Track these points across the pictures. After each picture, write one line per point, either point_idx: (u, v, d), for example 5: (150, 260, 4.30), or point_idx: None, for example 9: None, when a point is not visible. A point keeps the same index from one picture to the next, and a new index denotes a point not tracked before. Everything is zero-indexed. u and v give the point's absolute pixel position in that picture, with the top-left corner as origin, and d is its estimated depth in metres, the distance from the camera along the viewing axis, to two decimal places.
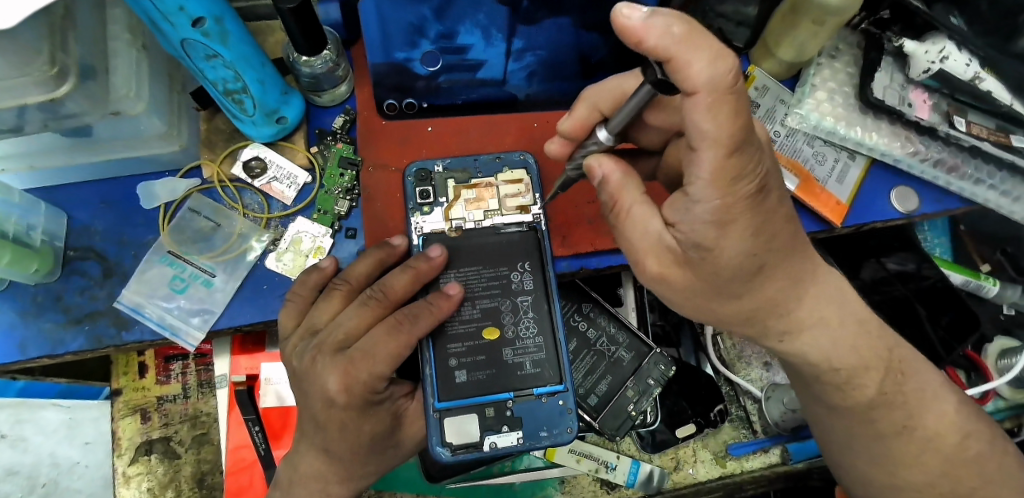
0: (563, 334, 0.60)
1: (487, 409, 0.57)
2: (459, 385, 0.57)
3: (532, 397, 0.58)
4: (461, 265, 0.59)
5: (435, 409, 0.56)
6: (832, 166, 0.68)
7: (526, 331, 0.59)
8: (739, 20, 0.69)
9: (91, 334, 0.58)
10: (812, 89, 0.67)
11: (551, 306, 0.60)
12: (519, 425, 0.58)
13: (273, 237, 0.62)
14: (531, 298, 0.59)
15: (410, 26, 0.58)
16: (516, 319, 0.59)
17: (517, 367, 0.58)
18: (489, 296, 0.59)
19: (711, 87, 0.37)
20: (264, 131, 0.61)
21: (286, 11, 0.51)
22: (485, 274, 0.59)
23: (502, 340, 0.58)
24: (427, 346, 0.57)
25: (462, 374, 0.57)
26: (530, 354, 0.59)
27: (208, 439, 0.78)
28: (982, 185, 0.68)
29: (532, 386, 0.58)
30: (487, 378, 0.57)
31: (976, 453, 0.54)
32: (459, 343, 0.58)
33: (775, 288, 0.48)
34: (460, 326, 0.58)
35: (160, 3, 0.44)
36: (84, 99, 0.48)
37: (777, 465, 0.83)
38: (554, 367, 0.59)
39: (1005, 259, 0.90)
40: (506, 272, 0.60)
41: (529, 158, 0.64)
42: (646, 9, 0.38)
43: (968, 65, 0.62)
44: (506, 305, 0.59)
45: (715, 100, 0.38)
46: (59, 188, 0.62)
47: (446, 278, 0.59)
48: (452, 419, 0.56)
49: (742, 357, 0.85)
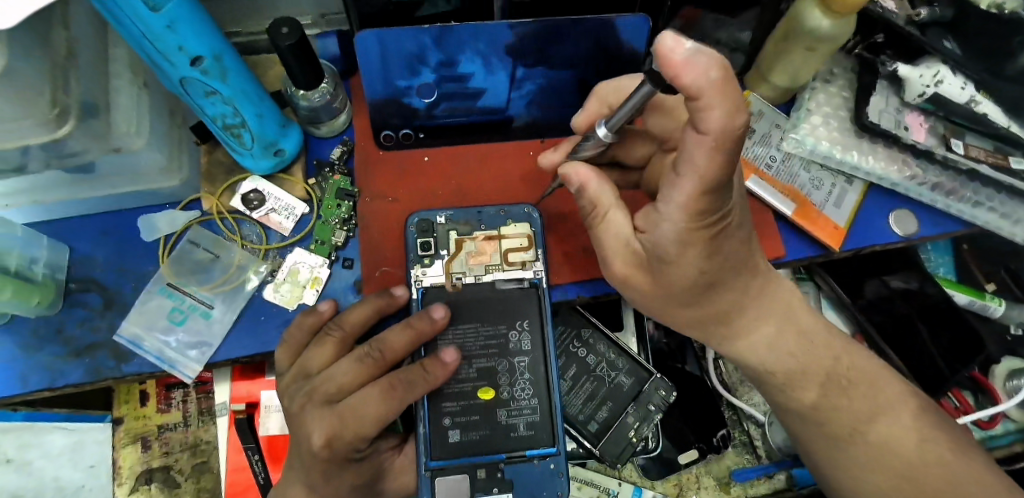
0: (560, 397, 0.59)
1: (479, 471, 0.57)
2: (453, 443, 0.57)
3: (525, 459, 0.57)
4: (461, 323, 0.60)
5: (427, 467, 0.56)
6: (829, 190, 0.68)
7: (522, 392, 0.59)
8: (733, 46, 0.71)
9: (90, 366, 0.59)
10: (808, 113, 0.68)
11: (548, 367, 0.59)
12: (510, 488, 0.57)
13: (270, 267, 0.63)
14: (528, 359, 0.59)
15: (410, 55, 0.61)
16: (512, 380, 0.59)
17: (511, 428, 0.58)
18: (486, 356, 0.59)
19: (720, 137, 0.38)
20: (263, 163, 0.62)
21: (284, 47, 0.52)
22: (483, 333, 0.59)
23: (498, 400, 0.58)
24: (423, 404, 0.56)
25: (455, 433, 0.57)
26: (524, 415, 0.58)
27: (206, 468, 0.78)
28: (981, 208, 0.68)
29: (525, 449, 0.57)
30: (481, 439, 0.57)
31: (989, 478, 0.52)
32: (453, 402, 0.57)
33: (728, 298, 0.51)
34: (456, 385, 0.58)
35: (160, 43, 0.45)
36: (85, 136, 0.49)
37: (783, 491, 0.82)
38: (548, 430, 0.58)
39: (1007, 276, 0.88)
40: (505, 331, 0.60)
41: (533, 212, 0.63)
42: (690, 42, 0.37)
43: (963, 88, 0.62)
44: (502, 366, 0.59)
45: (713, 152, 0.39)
46: (62, 222, 0.63)
47: (444, 341, 0.59)
48: (444, 479, 0.56)
49: (745, 380, 0.84)
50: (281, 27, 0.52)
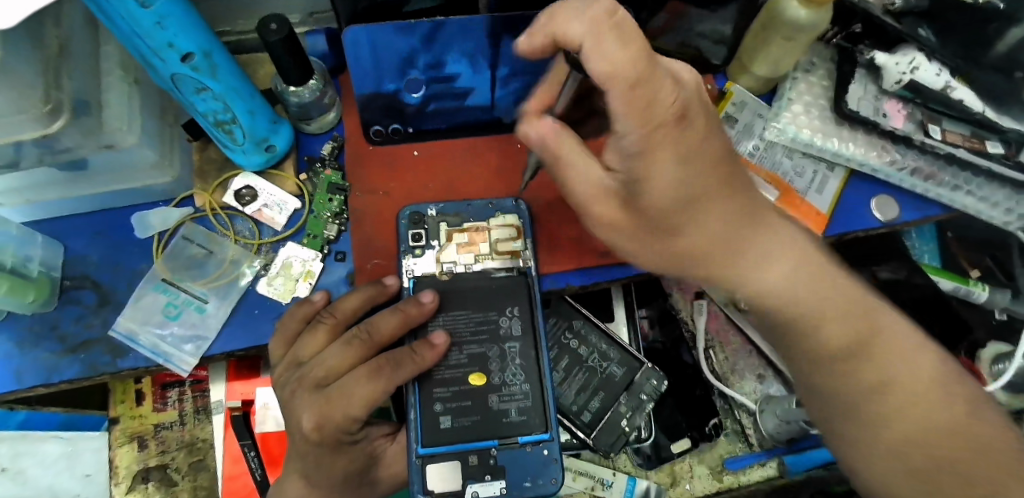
0: (550, 382, 0.60)
1: (471, 457, 0.57)
2: (444, 430, 0.57)
3: (517, 446, 0.58)
4: (451, 310, 0.60)
5: (418, 454, 0.56)
6: (812, 177, 0.70)
7: (513, 378, 0.59)
8: (716, 39, 0.71)
9: (86, 362, 0.59)
10: (789, 103, 0.69)
11: (538, 353, 0.60)
12: (503, 474, 0.58)
13: (264, 262, 0.63)
14: (519, 345, 0.60)
15: (402, 57, 0.63)
16: (503, 366, 0.60)
17: (503, 414, 0.58)
18: (477, 342, 0.60)
19: (591, 32, 0.40)
20: (254, 159, 0.63)
21: (273, 43, 0.53)
22: (473, 319, 0.60)
23: (489, 386, 0.59)
24: (413, 389, 0.57)
25: (447, 419, 0.57)
26: (516, 401, 0.59)
27: (204, 465, 0.78)
28: (960, 192, 0.69)
29: (517, 435, 0.58)
30: (473, 424, 0.58)
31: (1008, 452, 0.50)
32: (444, 388, 0.58)
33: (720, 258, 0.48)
34: (447, 371, 0.59)
35: (150, 40, 0.46)
36: (77, 132, 0.50)
37: (774, 479, 0.82)
38: (540, 415, 0.59)
39: (994, 265, 0.90)
40: (495, 317, 0.61)
41: (522, 204, 0.65)
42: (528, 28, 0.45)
43: (939, 75, 0.64)
44: (493, 351, 0.60)
45: (599, 40, 0.39)
46: (56, 220, 0.64)
47: (435, 324, 0.60)
48: (435, 466, 0.57)
49: (736, 369, 0.84)
50: (269, 24, 0.53)
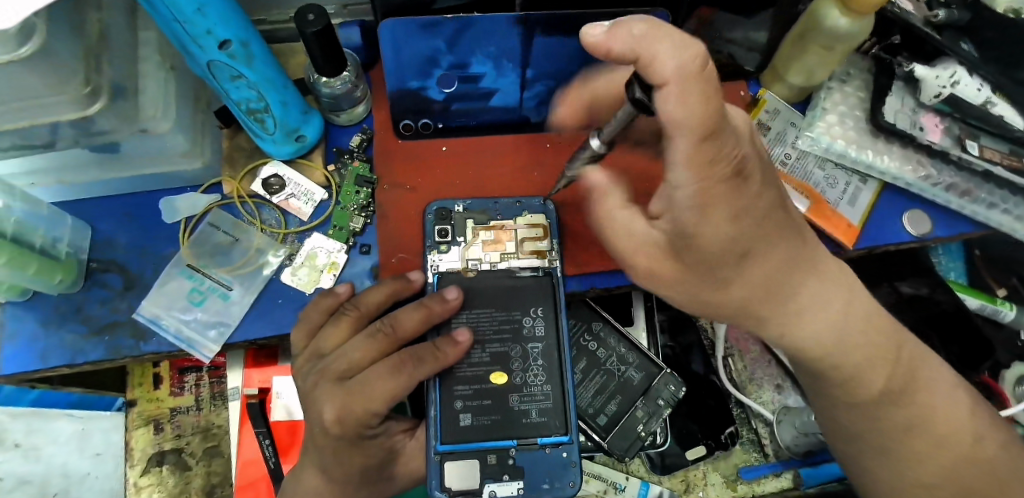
0: (572, 384, 0.59)
1: (490, 456, 0.57)
2: (464, 428, 0.57)
3: (536, 447, 0.58)
4: (475, 307, 0.60)
5: (436, 451, 0.56)
6: (843, 189, 0.69)
7: (534, 379, 0.59)
8: (749, 46, 0.71)
9: (110, 345, 0.60)
10: (823, 113, 0.68)
11: (560, 354, 0.60)
12: (521, 475, 0.57)
13: (288, 251, 0.63)
14: (541, 345, 0.60)
15: (426, 57, 0.61)
16: (525, 366, 0.59)
17: (523, 414, 0.58)
18: (499, 341, 0.60)
19: (678, 75, 0.35)
20: (284, 149, 0.64)
21: (309, 34, 0.53)
22: (497, 317, 0.60)
23: (510, 386, 0.58)
24: (435, 386, 0.57)
25: (467, 417, 0.57)
26: (537, 402, 0.59)
27: (218, 451, 0.79)
28: (995, 210, 0.68)
29: (536, 436, 0.58)
30: (492, 424, 0.57)
31: None
32: (466, 386, 0.58)
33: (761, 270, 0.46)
34: (468, 369, 0.58)
35: (191, 26, 0.46)
36: (113, 116, 0.50)
37: (789, 490, 0.81)
38: (560, 416, 0.59)
39: (1020, 284, 0.88)
40: (519, 317, 0.60)
41: (550, 204, 0.64)
42: (608, 22, 0.38)
43: (979, 90, 0.62)
44: (515, 351, 0.59)
45: (681, 88, 0.36)
46: (85, 202, 0.64)
47: (459, 320, 0.59)
48: (453, 463, 0.57)
49: (753, 379, 0.84)
50: (306, 15, 0.53)
